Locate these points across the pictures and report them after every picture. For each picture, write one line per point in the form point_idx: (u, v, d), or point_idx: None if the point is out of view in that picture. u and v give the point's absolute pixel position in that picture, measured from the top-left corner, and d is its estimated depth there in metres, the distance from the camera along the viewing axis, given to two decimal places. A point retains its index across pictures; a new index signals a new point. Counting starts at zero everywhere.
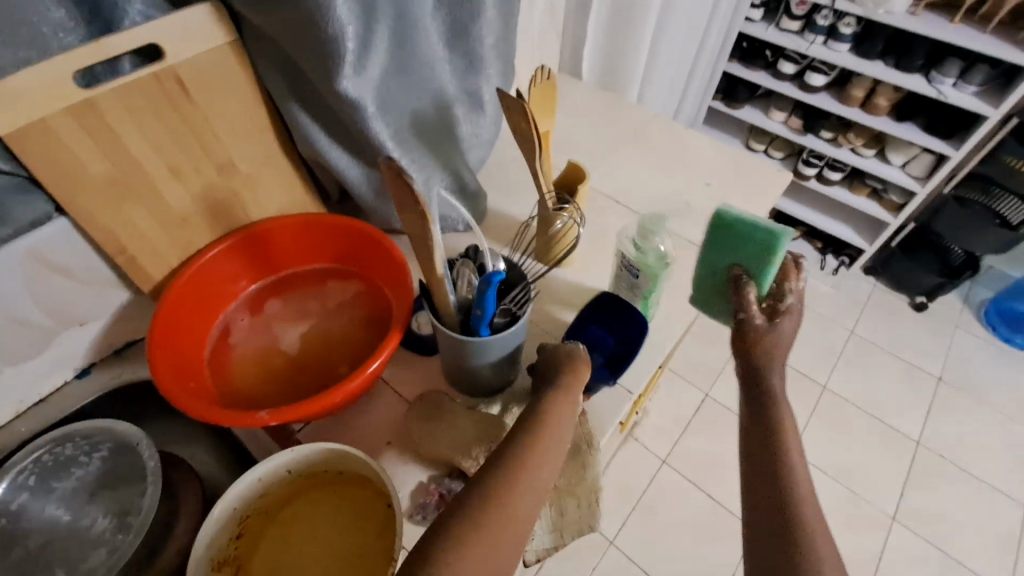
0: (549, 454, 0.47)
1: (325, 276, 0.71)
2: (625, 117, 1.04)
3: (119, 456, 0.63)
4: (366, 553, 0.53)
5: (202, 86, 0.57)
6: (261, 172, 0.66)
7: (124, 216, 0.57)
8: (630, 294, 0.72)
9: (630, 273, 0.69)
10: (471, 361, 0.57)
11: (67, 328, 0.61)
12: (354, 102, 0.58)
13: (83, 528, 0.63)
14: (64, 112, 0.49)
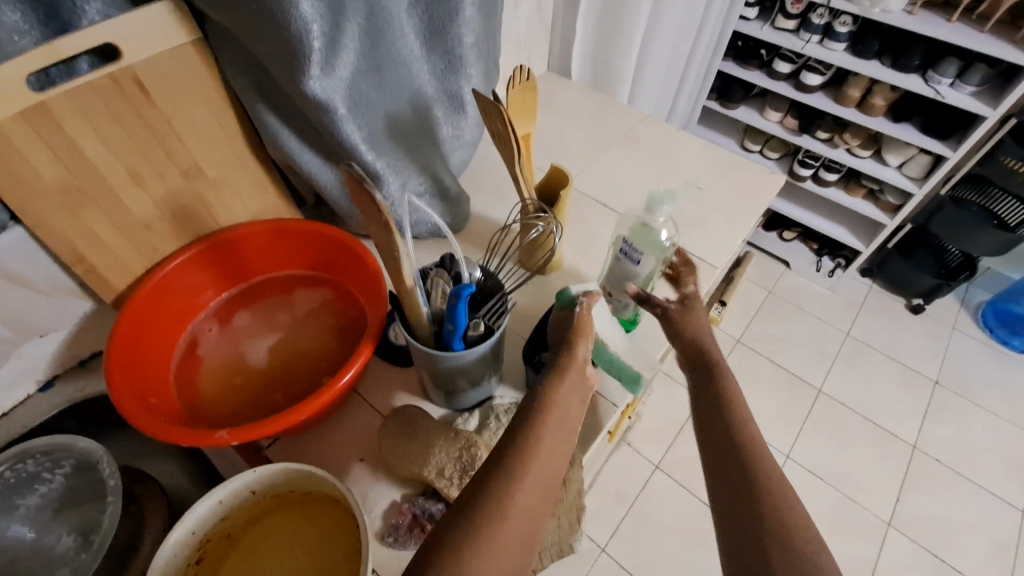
0: (552, 449, 0.44)
1: (299, 284, 0.69)
2: (614, 118, 1.01)
3: (84, 473, 0.60)
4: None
5: (164, 88, 0.55)
6: (231, 177, 0.64)
7: (83, 224, 0.55)
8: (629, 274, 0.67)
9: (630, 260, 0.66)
10: (446, 376, 0.54)
11: (27, 341, 0.58)
12: (324, 105, 0.56)
13: (47, 546, 0.61)
14: (16, 116, 0.47)
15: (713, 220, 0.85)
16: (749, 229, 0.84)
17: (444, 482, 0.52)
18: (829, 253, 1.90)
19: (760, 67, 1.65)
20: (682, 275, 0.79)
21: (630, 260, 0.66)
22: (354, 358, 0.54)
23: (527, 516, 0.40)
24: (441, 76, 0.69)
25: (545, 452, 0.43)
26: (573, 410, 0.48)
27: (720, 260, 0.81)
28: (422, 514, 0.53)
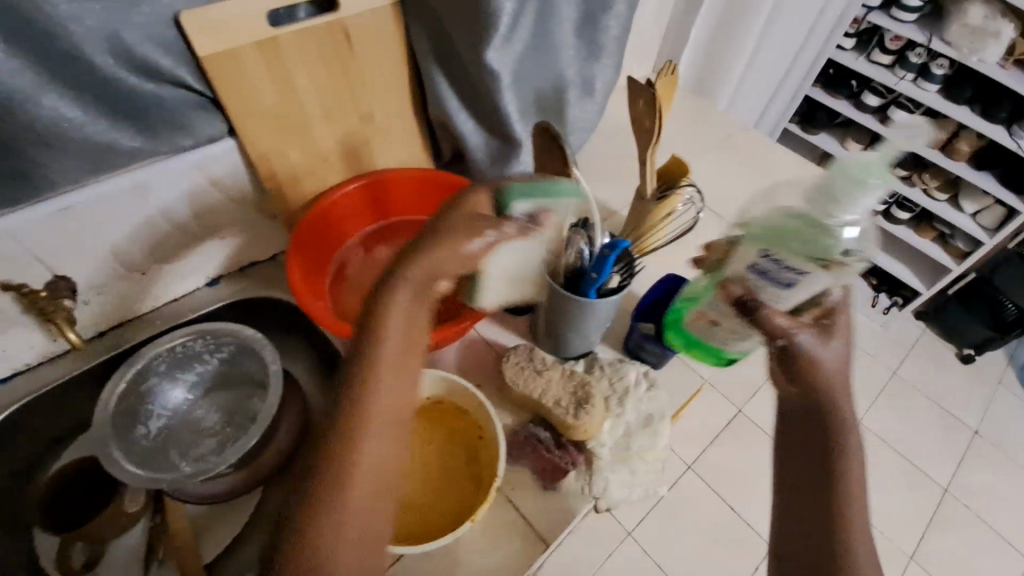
0: (390, 382, 0.39)
1: (433, 230, 0.78)
2: (712, 124, 1.07)
3: (238, 359, 0.70)
4: (458, 474, 0.60)
5: (362, 40, 0.63)
6: (392, 126, 0.73)
7: (279, 146, 0.64)
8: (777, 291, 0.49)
9: (777, 283, 0.49)
10: (569, 321, 0.61)
11: (209, 240, 0.68)
12: (495, 73, 0.64)
13: (194, 418, 0.70)
14: (255, 46, 0.55)
15: None
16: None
17: (561, 410, 0.60)
18: (888, 290, 1.94)
19: (848, 97, 1.67)
20: None
21: (778, 283, 0.49)
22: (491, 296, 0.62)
23: (385, 485, 0.37)
24: (581, 61, 0.76)
25: (390, 413, 0.38)
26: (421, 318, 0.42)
27: None
28: (532, 437, 0.62)
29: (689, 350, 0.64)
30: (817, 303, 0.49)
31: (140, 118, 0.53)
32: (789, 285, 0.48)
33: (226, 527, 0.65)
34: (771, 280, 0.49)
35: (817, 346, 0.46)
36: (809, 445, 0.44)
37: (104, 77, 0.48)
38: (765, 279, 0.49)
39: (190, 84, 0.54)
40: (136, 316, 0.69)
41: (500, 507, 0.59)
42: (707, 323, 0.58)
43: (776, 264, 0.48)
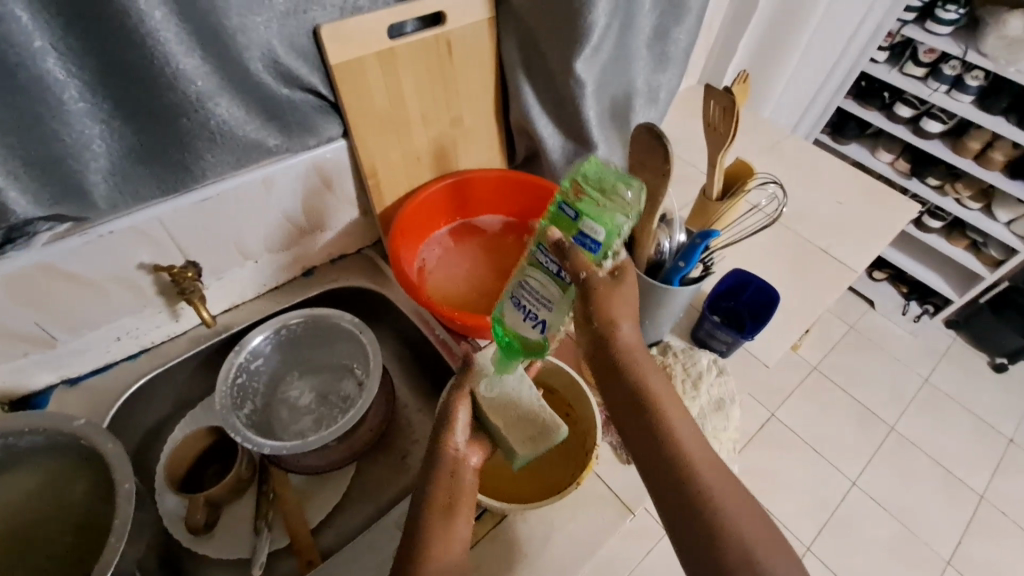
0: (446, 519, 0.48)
1: (510, 230, 0.83)
2: (758, 132, 1.12)
3: (334, 342, 0.75)
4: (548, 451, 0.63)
5: (461, 51, 0.70)
6: (477, 129, 0.79)
7: (383, 147, 0.70)
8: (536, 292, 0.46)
9: (530, 318, 0.47)
10: (649, 306, 0.67)
11: (312, 232, 0.74)
12: (580, 80, 0.69)
13: (291, 398, 0.74)
14: (375, 55, 0.62)
15: (851, 232, 0.94)
16: (882, 244, 0.93)
17: None
18: (919, 298, 1.94)
19: (880, 108, 1.71)
20: (823, 273, 0.88)
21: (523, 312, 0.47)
22: None
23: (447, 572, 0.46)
24: (651, 71, 0.82)
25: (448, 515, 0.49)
26: (467, 491, 0.51)
27: (860, 266, 0.89)
28: (613, 417, 0.67)
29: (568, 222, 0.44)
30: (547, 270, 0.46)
31: (277, 118, 0.59)
32: (545, 323, 0.46)
33: (328, 492, 0.70)
34: (530, 321, 0.46)
35: (612, 286, 0.47)
36: (657, 476, 0.46)
37: (255, 82, 0.54)
38: (553, 260, 0.45)
39: (318, 89, 0.61)
40: (243, 302, 0.75)
41: (590, 481, 0.63)
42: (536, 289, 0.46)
43: (533, 290, 0.46)
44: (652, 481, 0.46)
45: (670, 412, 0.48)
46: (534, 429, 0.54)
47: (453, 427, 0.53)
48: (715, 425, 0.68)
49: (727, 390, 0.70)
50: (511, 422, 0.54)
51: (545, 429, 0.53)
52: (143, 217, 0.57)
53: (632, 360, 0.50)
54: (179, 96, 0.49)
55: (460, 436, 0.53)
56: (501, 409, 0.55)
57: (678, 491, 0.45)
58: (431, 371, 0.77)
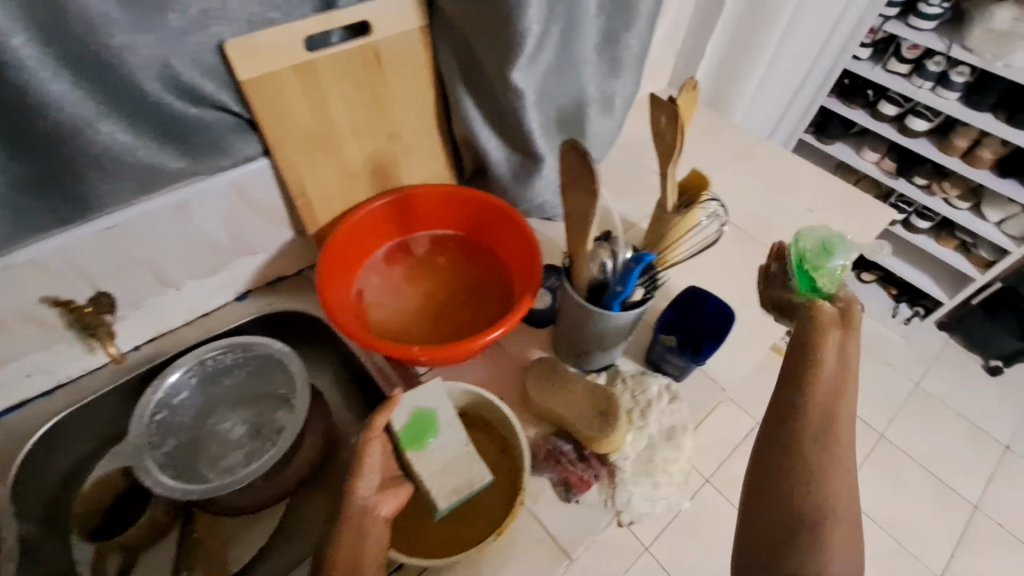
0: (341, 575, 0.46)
1: (456, 245, 0.79)
2: (727, 137, 1.07)
3: (266, 373, 0.71)
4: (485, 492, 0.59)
5: (392, 61, 0.66)
6: (418, 143, 0.75)
7: (312, 164, 0.66)
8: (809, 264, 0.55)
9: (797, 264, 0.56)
10: (593, 331, 0.62)
11: (240, 255, 0.70)
12: (519, 91, 0.65)
13: (223, 431, 0.70)
14: (291, 68, 0.58)
15: None
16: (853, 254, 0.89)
17: (584, 423, 0.61)
18: (909, 300, 1.89)
19: (865, 107, 1.66)
20: None
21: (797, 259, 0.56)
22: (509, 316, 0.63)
23: None
24: (602, 78, 0.78)
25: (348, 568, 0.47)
26: (371, 548, 0.49)
27: None
28: (556, 450, 0.62)
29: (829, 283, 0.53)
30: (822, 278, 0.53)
31: (183, 139, 0.55)
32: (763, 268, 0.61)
33: (258, 534, 0.66)
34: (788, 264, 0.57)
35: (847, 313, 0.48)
36: (773, 469, 0.43)
37: (151, 102, 0.50)
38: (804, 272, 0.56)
39: (229, 107, 0.57)
40: (169, 330, 0.71)
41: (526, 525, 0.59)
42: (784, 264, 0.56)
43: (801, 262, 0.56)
44: (772, 449, 0.43)
45: (843, 442, 0.42)
46: (459, 476, 0.56)
47: (360, 474, 0.51)
48: (666, 457, 0.63)
49: (681, 417, 0.66)
50: (436, 468, 0.56)
51: (471, 476, 0.56)
52: (39, 250, 0.53)
53: (822, 357, 0.45)
54: (54, 123, 0.46)
55: (370, 482, 0.51)
56: (427, 455, 0.56)
57: (792, 502, 0.41)
58: (372, 399, 0.73)
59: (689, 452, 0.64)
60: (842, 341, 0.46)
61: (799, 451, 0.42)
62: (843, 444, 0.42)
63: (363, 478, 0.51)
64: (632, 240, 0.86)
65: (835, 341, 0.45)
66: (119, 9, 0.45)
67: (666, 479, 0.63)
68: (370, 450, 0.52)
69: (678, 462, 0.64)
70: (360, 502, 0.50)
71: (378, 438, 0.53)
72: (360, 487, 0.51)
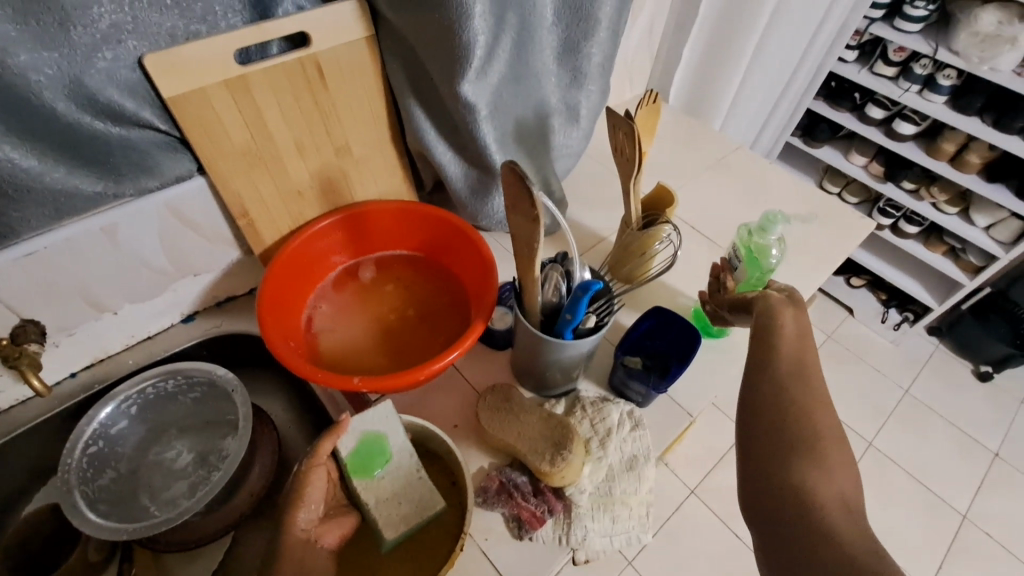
0: None
1: (407, 262, 0.76)
2: (704, 145, 1.04)
3: (211, 399, 0.67)
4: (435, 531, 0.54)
5: (336, 73, 0.62)
6: (371, 157, 0.71)
7: (253, 182, 0.63)
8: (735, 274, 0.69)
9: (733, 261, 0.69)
10: (548, 357, 0.59)
11: (183, 277, 0.67)
12: (470, 104, 0.62)
13: (168, 460, 0.67)
14: (221, 83, 0.55)
15: (799, 255, 0.87)
16: (829, 270, 0.85)
17: (537, 456, 0.57)
18: (898, 305, 1.87)
19: (851, 110, 1.63)
20: None
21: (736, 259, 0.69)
22: (458, 344, 0.59)
23: None
24: (565, 88, 0.74)
25: None
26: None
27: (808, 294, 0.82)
28: (509, 483, 0.58)
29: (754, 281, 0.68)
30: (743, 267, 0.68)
31: (103, 161, 0.53)
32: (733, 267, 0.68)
33: (198, 571, 0.62)
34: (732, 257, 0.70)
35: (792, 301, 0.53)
36: (754, 432, 0.44)
37: (65, 123, 0.48)
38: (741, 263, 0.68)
39: (156, 125, 0.54)
40: (108, 356, 0.68)
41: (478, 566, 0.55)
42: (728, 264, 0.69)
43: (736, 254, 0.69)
44: (747, 417, 0.45)
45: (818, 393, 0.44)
46: (409, 504, 0.53)
47: (301, 503, 0.49)
48: (626, 488, 0.60)
49: (643, 446, 0.63)
50: (382, 501, 0.52)
51: (422, 502, 0.53)
52: None
53: (782, 324, 0.49)
54: None
55: (311, 512, 0.49)
56: (374, 486, 0.53)
57: (778, 454, 0.41)
58: (323, 425, 0.70)
59: (651, 483, 0.61)
60: (796, 314, 0.51)
61: (777, 413, 0.43)
62: (818, 395, 0.44)
63: (304, 509, 0.49)
64: (600, 254, 0.83)
65: (790, 315, 0.50)
66: (14, 26, 0.42)
67: (626, 513, 0.59)
68: (312, 478, 0.50)
69: (639, 494, 0.60)
70: (301, 533, 0.48)
71: (322, 465, 0.51)
72: (300, 519, 0.48)
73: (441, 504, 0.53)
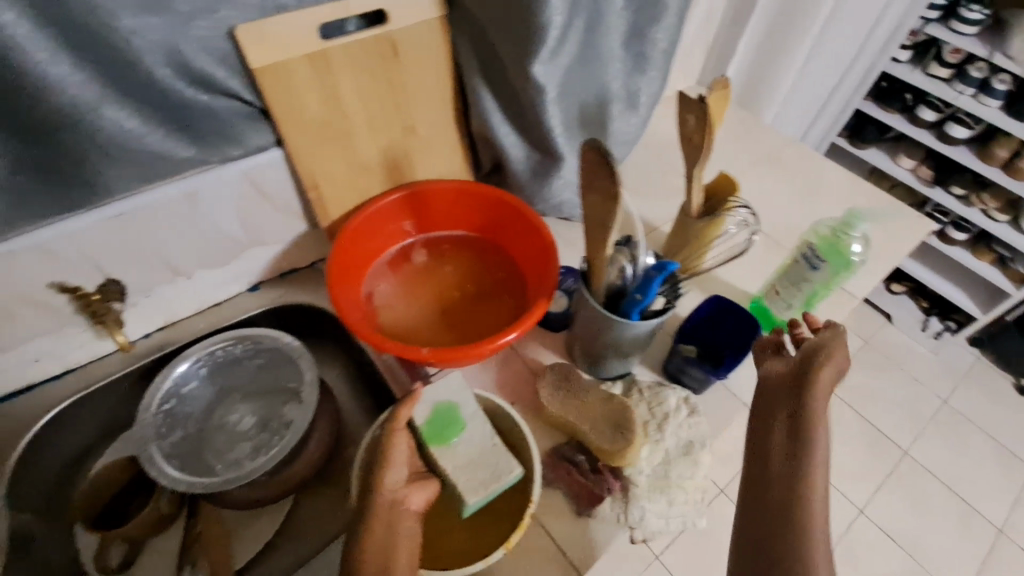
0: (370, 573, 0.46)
1: (453, 244, 0.77)
2: (757, 139, 1.03)
3: (275, 366, 0.70)
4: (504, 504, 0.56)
5: (409, 52, 0.64)
6: (435, 138, 0.72)
7: (325, 157, 0.64)
8: (798, 284, 0.65)
9: (807, 263, 0.63)
10: (611, 338, 0.59)
11: (252, 247, 0.69)
12: (540, 86, 0.63)
13: (231, 423, 0.69)
14: (304, 57, 0.56)
15: None
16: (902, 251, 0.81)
17: (597, 435, 0.59)
18: (939, 313, 1.82)
19: (901, 111, 1.59)
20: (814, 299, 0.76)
21: (811, 263, 0.62)
22: (521, 322, 0.60)
23: None
24: (628, 74, 0.74)
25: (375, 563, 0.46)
26: (402, 552, 0.48)
27: (862, 291, 0.77)
28: (567, 459, 0.61)
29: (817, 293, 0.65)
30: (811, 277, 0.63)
31: (191, 128, 0.54)
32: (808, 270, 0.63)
33: (262, 527, 0.65)
34: (808, 259, 0.63)
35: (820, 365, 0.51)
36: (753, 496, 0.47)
37: (162, 89, 0.49)
38: (814, 268, 0.62)
39: (241, 95, 0.55)
40: (179, 319, 0.70)
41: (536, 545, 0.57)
42: (794, 267, 0.64)
43: (812, 258, 0.62)
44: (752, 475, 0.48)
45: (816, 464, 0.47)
46: (485, 471, 0.53)
47: (387, 465, 0.51)
48: (682, 473, 0.61)
49: (699, 432, 0.63)
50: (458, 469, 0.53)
51: (498, 471, 0.53)
52: (47, 235, 0.52)
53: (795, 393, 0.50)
54: (60, 106, 0.45)
55: (398, 474, 0.51)
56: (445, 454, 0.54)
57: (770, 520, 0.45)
58: (380, 397, 0.72)
59: (706, 468, 0.62)
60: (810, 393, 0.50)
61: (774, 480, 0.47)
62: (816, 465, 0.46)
63: (391, 469, 0.50)
64: (654, 243, 0.83)
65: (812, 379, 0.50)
66: None
67: (681, 496, 0.60)
68: (394, 445, 0.51)
69: (694, 479, 0.61)
70: (389, 495, 0.49)
71: (402, 431, 0.53)
72: (388, 480, 0.50)
73: (519, 468, 0.53)
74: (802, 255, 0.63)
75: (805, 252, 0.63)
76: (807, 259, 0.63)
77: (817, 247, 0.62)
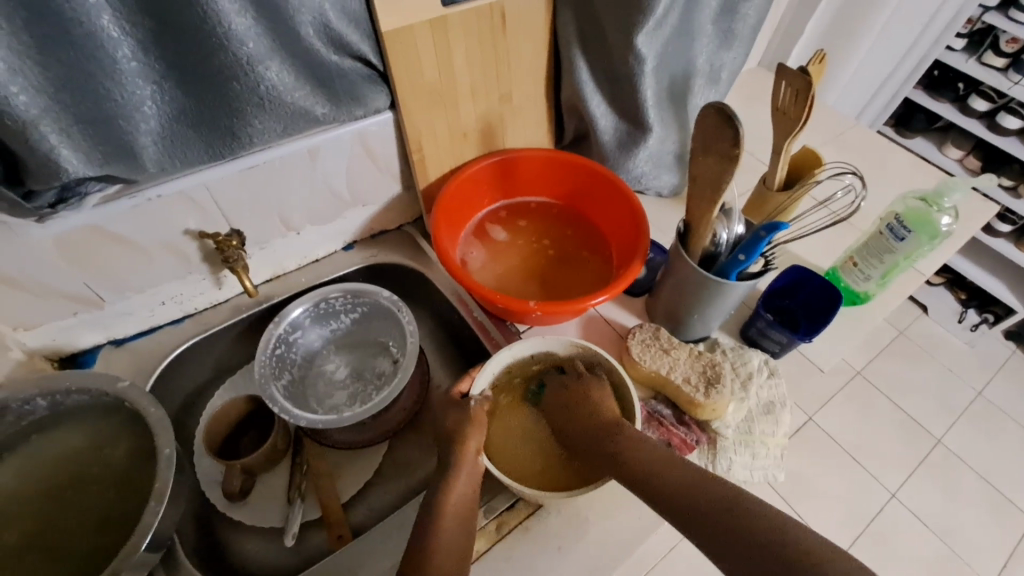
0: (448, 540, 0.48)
1: (524, 207, 0.81)
2: (822, 121, 1.05)
3: (371, 319, 0.74)
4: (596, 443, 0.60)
5: (516, 22, 0.66)
6: (527, 107, 0.75)
7: (431, 121, 0.67)
8: (885, 254, 0.68)
9: (894, 236, 0.66)
10: (706, 298, 0.62)
11: (354, 206, 0.73)
12: (640, 57, 0.65)
13: (328, 372, 0.74)
14: (427, 23, 0.58)
15: None
16: (978, 232, 0.83)
17: (691, 387, 0.62)
18: (978, 306, 1.82)
19: (952, 100, 1.59)
20: None
21: (896, 235, 0.65)
22: (620, 279, 0.63)
23: None
24: (715, 49, 0.77)
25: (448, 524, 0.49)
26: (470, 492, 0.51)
27: (930, 268, 0.79)
28: (655, 413, 0.64)
29: (899, 264, 0.68)
30: (894, 248, 0.66)
31: (324, 85, 0.57)
32: (895, 242, 0.66)
33: (360, 467, 0.70)
34: (893, 231, 0.66)
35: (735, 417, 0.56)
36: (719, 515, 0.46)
37: (305, 47, 0.52)
38: (899, 236, 0.65)
39: (367, 57, 0.58)
40: (283, 272, 0.75)
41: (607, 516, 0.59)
42: (880, 240, 0.67)
43: (898, 229, 0.65)
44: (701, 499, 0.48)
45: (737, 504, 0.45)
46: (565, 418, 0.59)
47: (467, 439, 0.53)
48: (765, 429, 0.64)
49: (780, 394, 0.66)
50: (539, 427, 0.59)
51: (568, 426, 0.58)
52: (190, 182, 0.56)
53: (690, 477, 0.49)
54: (231, 57, 0.48)
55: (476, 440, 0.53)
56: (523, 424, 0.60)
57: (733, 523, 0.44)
58: (467, 353, 0.76)
59: (786, 428, 0.65)
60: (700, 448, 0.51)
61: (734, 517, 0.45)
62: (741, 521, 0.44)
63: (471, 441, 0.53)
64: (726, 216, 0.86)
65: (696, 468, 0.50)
66: None
67: (763, 452, 0.63)
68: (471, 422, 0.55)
69: (775, 436, 0.64)
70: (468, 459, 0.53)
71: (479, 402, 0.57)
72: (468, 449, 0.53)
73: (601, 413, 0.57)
74: (888, 227, 0.66)
75: (891, 224, 0.66)
76: (892, 230, 0.66)
77: (904, 219, 0.65)
